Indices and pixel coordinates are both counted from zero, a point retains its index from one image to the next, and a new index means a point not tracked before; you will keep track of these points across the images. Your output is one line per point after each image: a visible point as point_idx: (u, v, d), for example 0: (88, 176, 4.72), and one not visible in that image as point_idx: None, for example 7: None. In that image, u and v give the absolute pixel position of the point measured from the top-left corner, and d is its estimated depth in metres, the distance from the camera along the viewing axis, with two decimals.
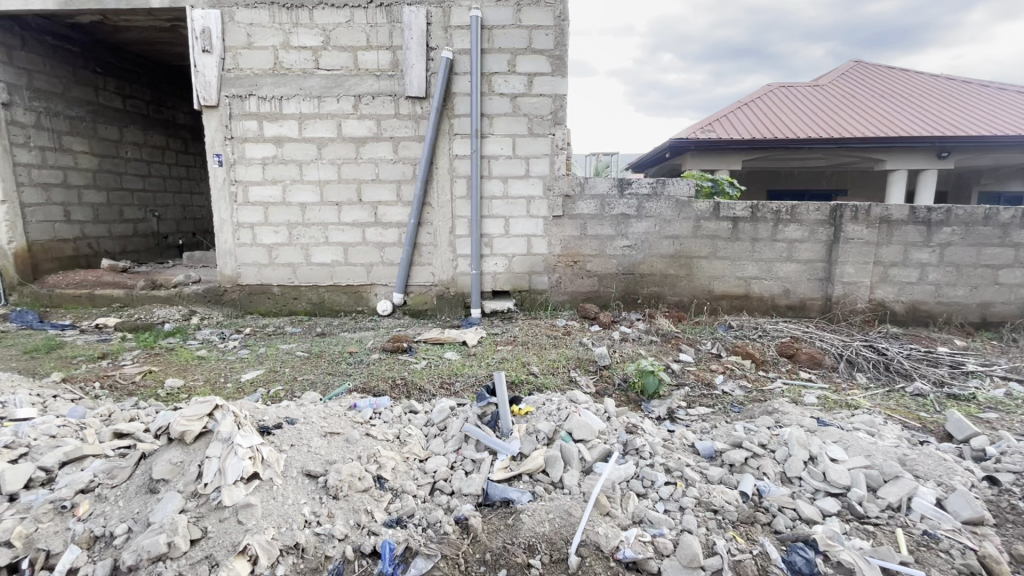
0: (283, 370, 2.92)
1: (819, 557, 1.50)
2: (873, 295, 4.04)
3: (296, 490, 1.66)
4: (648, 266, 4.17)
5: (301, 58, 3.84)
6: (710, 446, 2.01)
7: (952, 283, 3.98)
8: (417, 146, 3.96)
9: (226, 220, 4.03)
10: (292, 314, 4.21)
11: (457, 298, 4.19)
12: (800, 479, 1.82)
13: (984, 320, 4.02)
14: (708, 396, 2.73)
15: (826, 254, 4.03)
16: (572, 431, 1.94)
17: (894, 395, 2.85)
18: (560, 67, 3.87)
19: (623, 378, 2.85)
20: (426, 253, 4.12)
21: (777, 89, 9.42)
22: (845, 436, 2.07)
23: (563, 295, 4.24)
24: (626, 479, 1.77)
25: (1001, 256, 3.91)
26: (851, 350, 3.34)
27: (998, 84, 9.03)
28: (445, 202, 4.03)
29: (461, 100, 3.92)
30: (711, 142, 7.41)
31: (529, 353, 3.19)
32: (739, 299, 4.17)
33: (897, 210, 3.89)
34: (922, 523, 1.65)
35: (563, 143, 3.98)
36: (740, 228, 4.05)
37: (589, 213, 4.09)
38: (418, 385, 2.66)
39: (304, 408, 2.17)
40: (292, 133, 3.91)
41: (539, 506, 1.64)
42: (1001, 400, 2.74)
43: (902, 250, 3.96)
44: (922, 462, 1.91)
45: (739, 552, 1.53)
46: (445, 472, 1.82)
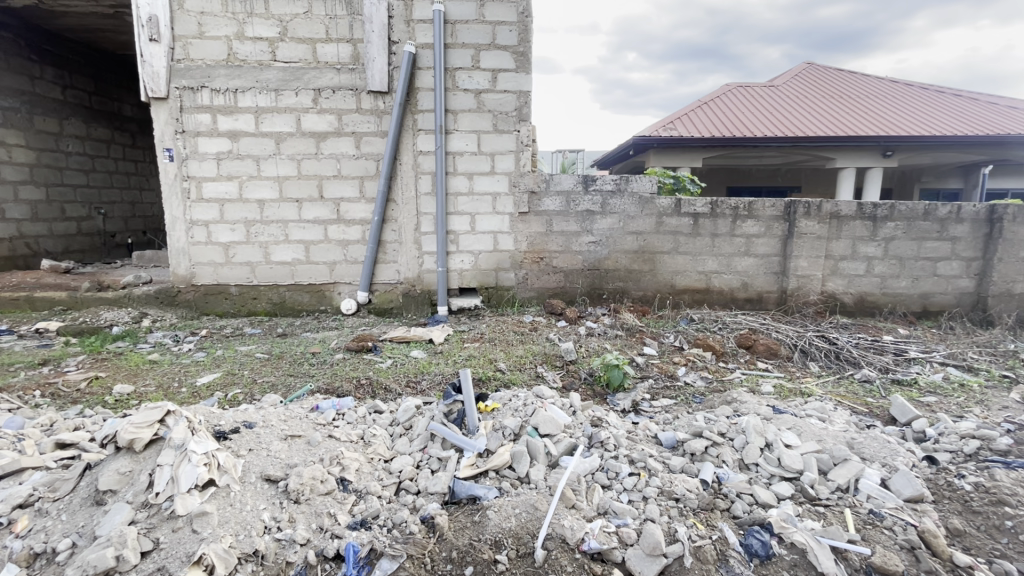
0: (241, 372, 2.83)
1: (774, 539, 1.57)
2: (824, 287, 4.23)
3: (254, 496, 1.61)
4: (613, 261, 4.23)
5: (256, 50, 3.71)
6: (673, 436, 2.06)
7: (896, 275, 4.20)
8: (380, 141, 3.89)
9: (179, 218, 3.86)
10: (251, 315, 4.07)
11: (423, 296, 4.15)
12: (757, 465, 1.90)
13: (924, 309, 4.27)
14: (670, 388, 2.80)
15: (781, 248, 4.19)
16: (538, 426, 1.97)
17: (844, 382, 3.00)
18: (524, 63, 3.88)
19: (589, 372, 2.89)
20: (391, 250, 4.06)
21: (736, 90, 9.69)
22: (798, 423, 2.16)
23: (530, 291, 4.25)
24: (591, 471, 1.80)
25: (939, 249, 4.16)
26: (804, 340, 3.48)
27: (937, 88, 9.61)
28: (410, 198, 3.97)
29: (425, 95, 3.87)
30: (673, 140, 7.56)
31: (496, 349, 3.20)
32: (700, 293, 4.29)
33: (846, 206, 4.09)
34: (869, 502, 1.74)
35: (529, 139, 3.99)
36: (700, 224, 4.15)
37: (555, 210, 4.11)
38: (383, 385, 2.62)
39: (263, 412, 2.10)
40: (248, 128, 3.77)
41: (505, 502, 1.65)
42: (939, 385, 2.92)
43: (850, 244, 4.16)
44: (868, 445, 2.02)
45: (699, 538, 1.57)
46: (410, 471, 1.81)
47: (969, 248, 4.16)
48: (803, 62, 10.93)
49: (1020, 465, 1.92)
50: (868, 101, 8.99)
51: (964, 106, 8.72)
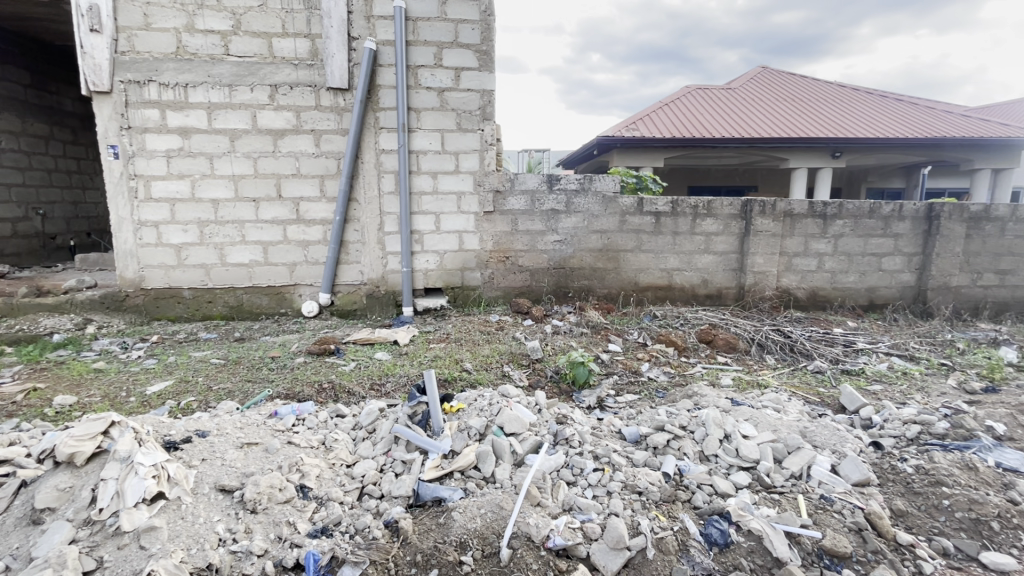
0: (195, 380, 2.71)
1: (732, 527, 1.61)
2: (779, 282, 4.39)
3: (207, 508, 1.54)
4: (578, 260, 4.28)
5: (208, 43, 3.56)
6: (636, 431, 2.10)
7: (845, 271, 4.41)
8: (341, 139, 3.80)
9: (125, 218, 3.66)
10: (205, 319, 3.91)
11: (387, 296, 4.08)
12: (716, 456, 1.95)
13: (871, 303, 4.50)
14: (634, 383, 2.86)
15: (738, 245, 4.33)
16: (503, 425, 1.97)
17: (798, 373, 3.13)
18: (487, 62, 3.87)
19: (555, 370, 2.92)
20: (354, 251, 3.98)
21: (695, 92, 9.96)
22: (755, 414, 2.24)
23: (496, 290, 4.25)
24: (556, 469, 1.81)
25: (883, 245, 4.38)
26: (761, 334, 3.61)
27: (880, 92, 10.14)
28: (373, 197, 3.90)
29: (387, 93, 3.80)
30: (636, 140, 7.70)
31: (462, 350, 3.17)
32: (663, 290, 4.39)
33: (798, 205, 4.26)
34: (820, 488, 1.82)
35: (493, 139, 3.99)
36: (662, 222, 4.25)
37: (519, 209, 4.12)
38: (346, 389, 2.56)
39: (218, 420, 2.02)
40: (199, 124, 3.62)
41: (470, 502, 1.64)
42: (884, 374, 3.08)
43: (803, 241, 4.33)
44: (820, 433, 2.11)
45: (661, 530, 1.60)
46: (374, 476, 1.78)
47: (910, 244, 4.41)
48: (758, 66, 11.34)
49: (955, 448, 2.05)
50: (818, 104, 9.40)
51: (905, 110, 9.23)
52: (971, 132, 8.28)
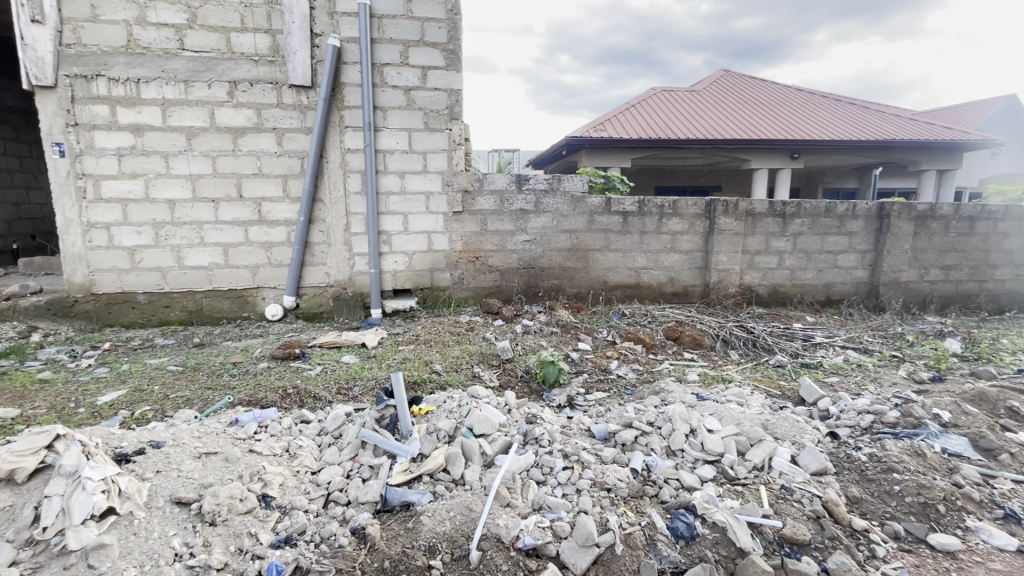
0: (150, 388, 2.59)
1: (697, 520, 1.65)
2: (742, 280, 4.52)
3: (162, 522, 1.47)
4: (548, 259, 4.30)
5: (161, 37, 3.41)
6: (605, 429, 2.13)
7: (804, 268, 4.58)
8: (304, 138, 3.71)
9: (73, 220, 3.48)
10: (162, 324, 3.76)
11: (355, 298, 4.01)
12: (683, 451, 2.00)
13: (828, 298, 4.68)
14: (604, 381, 2.89)
15: (703, 244, 4.43)
16: (472, 426, 1.96)
17: (760, 367, 3.23)
18: (454, 61, 3.85)
19: (525, 370, 2.92)
20: (319, 252, 3.89)
21: (661, 93, 10.15)
22: (719, 408, 2.30)
23: (466, 290, 4.23)
24: (526, 468, 1.81)
25: (839, 243, 4.57)
26: (725, 330, 3.71)
27: (835, 96, 10.57)
28: (338, 197, 3.82)
29: (352, 91, 3.73)
30: (604, 141, 7.80)
31: (432, 351, 3.14)
32: (631, 288, 4.45)
33: (759, 204, 4.39)
34: (781, 478, 1.87)
35: (461, 138, 3.97)
36: (630, 221, 4.31)
37: (488, 209, 4.11)
38: (312, 393, 2.50)
39: (174, 429, 1.94)
40: (153, 121, 3.47)
41: (439, 506, 1.62)
42: (840, 366, 3.21)
43: (764, 240, 4.47)
44: (780, 425, 2.18)
45: (629, 525, 1.62)
46: (340, 482, 1.74)
47: (863, 241, 4.61)
48: (720, 70, 11.66)
49: (905, 435, 2.16)
50: (777, 107, 9.73)
51: (858, 113, 9.65)
52: (918, 135, 8.72)
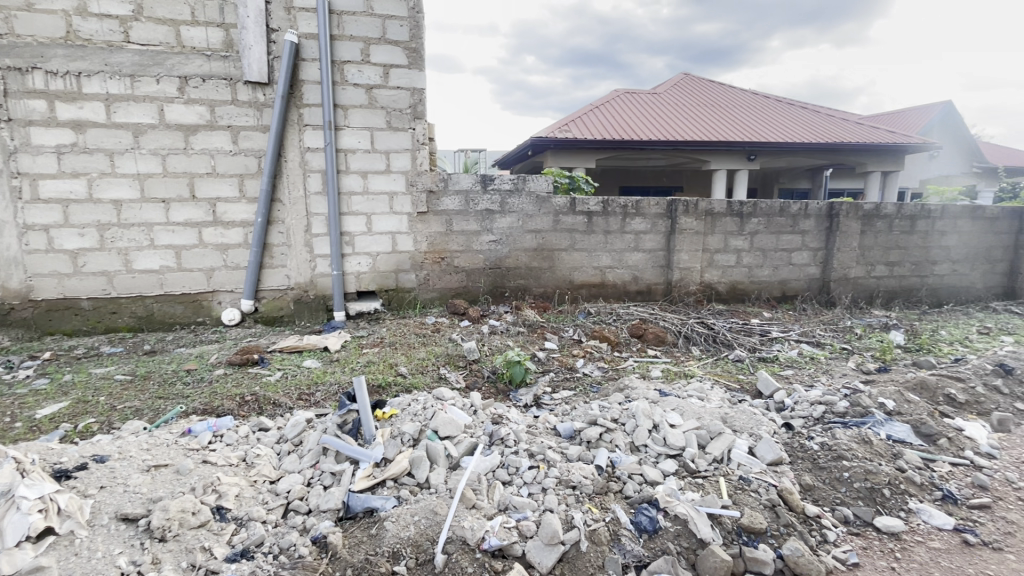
0: (95, 399, 2.46)
1: (660, 514, 1.68)
2: (703, 278, 4.65)
3: (107, 541, 1.39)
4: (514, 259, 4.31)
5: (104, 28, 3.24)
6: (570, 427, 2.14)
7: (761, 265, 4.75)
8: (261, 136, 3.59)
9: (7, 222, 3.26)
10: (109, 332, 3.56)
11: (317, 301, 3.91)
12: (646, 446, 2.03)
13: (783, 294, 4.86)
14: (570, 380, 2.92)
15: (665, 243, 4.54)
16: (438, 429, 1.94)
17: (720, 362, 3.33)
18: (417, 60, 3.81)
19: (492, 370, 2.92)
20: (279, 254, 3.77)
21: (624, 95, 10.32)
22: (681, 403, 2.36)
23: (432, 292, 4.19)
24: (491, 469, 1.81)
25: (792, 241, 4.76)
26: (687, 327, 3.81)
27: (789, 100, 11.01)
28: (298, 198, 3.71)
29: (311, 88, 3.63)
30: (568, 141, 7.87)
31: (397, 354, 3.10)
32: (596, 287, 4.51)
33: (718, 204, 4.53)
34: (739, 469, 1.93)
35: (425, 138, 3.93)
36: (594, 221, 4.37)
37: (453, 209, 4.09)
38: (271, 400, 2.42)
39: (120, 442, 1.84)
40: (96, 117, 3.28)
41: (403, 510, 1.60)
42: (795, 359, 3.35)
43: (723, 238, 4.61)
44: (738, 418, 2.26)
45: (593, 522, 1.63)
46: (300, 491, 1.69)
47: (815, 239, 4.81)
48: (681, 73, 11.96)
49: (854, 424, 2.27)
50: (734, 110, 10.06)
51: (810, 117, 10.07)
52: (865, 138, 9.18)
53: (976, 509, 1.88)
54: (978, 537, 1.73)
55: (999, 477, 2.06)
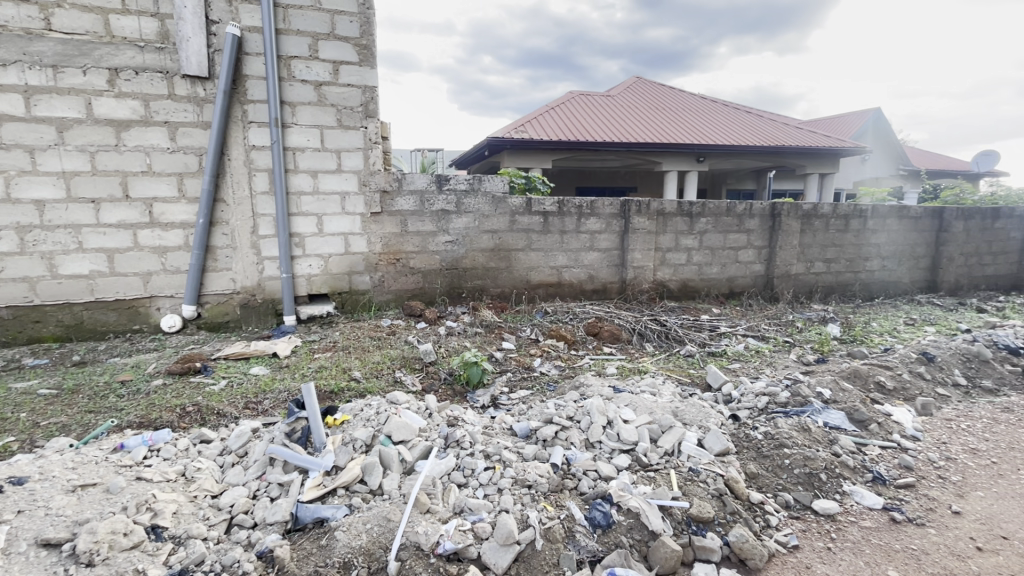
0: (14, 416, 2.26)
1: (614, 508, 1.71)
2: (655, 276, 4.79)
3: (23, 570, 1.28)
4: (470, 259, 4.29)
5: (21, 15, 3.00)
6: (526, 426, 2.15)
7: (710, 263, 4.93)
8: (202, 133, 3.42)
9: None
10: (32, 342, 3.30)
11: (265, 305, 3.76)
12: (600, 443, 2.07)
13: (731, 290, 5.07)
14: (527, 379, 2.93)
15: (619, 242, 4.63)
16: (391, 433, 1.90)
17: (672, 358, 3.44)
18: (368, 57, 3.73)
19: (449, 372, 2.89)
20: (223, 257, 3.60)
21: (578, 97, 10.47)
22: (634, 399, 2.41)
23: (387, 294, 4.11)
24: (446, 472, 1.79)
25: (739, 240, 4.97)
26: (641, 324, 3.91)
27: (735, 105, 11.48)
28: (243, 197, 3.56)
29: (255, 84, 3.49)
30: (525, 142, 7.91)
31: (350, 358, 3.02)
32: (553, 287, 4.56)
33: (669, 204, 4.67)
34: (689, 461, 1.99)
35: (377, 137, 3.85)
36: (550, 221, 4.41)
37: (408, 210, 4.02)
38: (215, 410, 2.31)
39: (42, 462, 1.71)
40: (14, 111, 3.03)
41: (355, 518, 1.55)
42: (741, 353, 3.49)
43: (674, 237, 4.76)
44: (688, 411, 2.33)
45: (548, 520, 1.64)
46: (244, 504, 1.62)
47: (760, 238, 5.04)
48: (633, 76, 12.25)
49: (795, 413, 2.39)
50: (684, 114, 10.41)
51: (754, 121, 10.54)
52: (805, 142, 9.71)
53: (902, 488, 2.02)
54: (904, 514, 1.86)
55: (923, 458, 2.23)
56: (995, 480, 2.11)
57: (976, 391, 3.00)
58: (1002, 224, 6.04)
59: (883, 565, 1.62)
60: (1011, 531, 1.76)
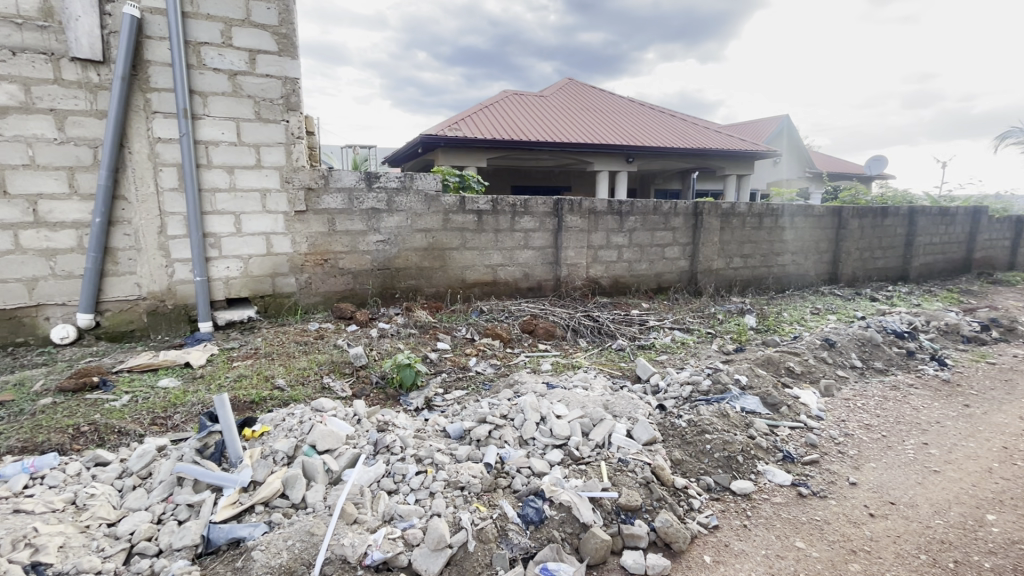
0: None
1: (546, 504, 1.73)
2: (588, 273, 4.91)
3: None
4: (403, 259, 4.19)
5: None
6: (459, 427, 2.13)
7: (639, 260, 5.13)
8: (96, 123, 3.09)
9: None
10: None
11: (177, 311, 3.47)
12: (533, 439, 2.08)
13: (659, 286, 5.30)
14: (462, 379, 2.90)
15: (553, 241, 4.71)
16: (316, 443, 1.82)
17: (604, 352, 3.54)
18: (288, 47, 3.53)
19: (381, 376, 2.80)
20: (125, 260, 3.27)
21: (512, 96, 10.55)
22: (567, 394, 2.46)
23: (314, 296, 3.93)
24: (375, 480, 1.73)
25: (665, 237, 5.20)
26: (575, 320, 3.99)
27: (660, 108, 12.03)
28: (148, 194, 3.26)
29: (160, 71, 3.20)
30: (459, 140, 7.85)
31: (274, 365, 2.85)
32: (489, 285, 4.55)
33: (600, 203, 4.81)
34: (618, 452, 2.05)
35: (301, 131, 3.66)
36: (484, 220, 4.40)
37: (336, 208, 3.86)
38: (115, 428, 2.09)
39: None
40: None
41: (275, 536, 1.46)
42: (668, 345, 3.65)
43: (605, 235, 4.90)
44: (618, 403, 2.41)
45: (481, 520, 1.63)
46: (147, 531, 1.47)
47: (684, 235, 5.31)
48: (565, 77, 12.52)
49: (716, 400, 2.54)
50: (613, 115, 10.77)
51: (678, 124, 11.11)
52: (723, 145, 10.35)
53: (808, 464, 2.19)
54: (810, 488, 2.02)
55: (825, 435, 2.44)
56: (884, 451, 2.35)
57: (869, 372, 3.33)
58: (890, 221, 6.75)
59: (792, 537, 1.74)
60: (897, 497, 1.97)
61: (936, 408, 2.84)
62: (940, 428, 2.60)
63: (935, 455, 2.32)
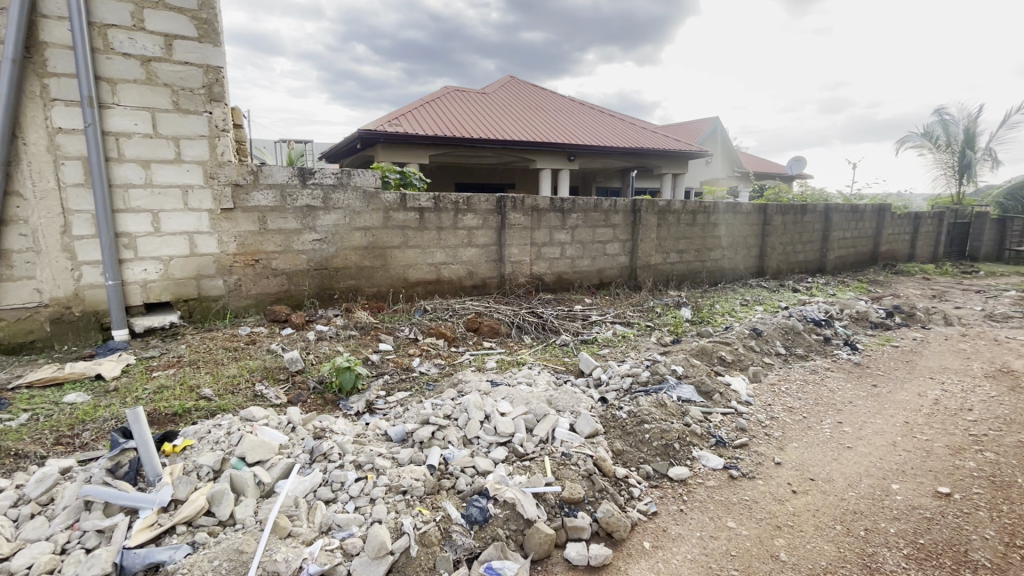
0: None
1: (490, 502, 1.72)
2: (532, 270, 4.95)
3: None
4: (342, 259, 4.04)
5: None
6: (401, 430, 2.08)
7: (581, 256, 5.23)
8: None
9: None
10: None
11: (86, 319, 3.17)
12: (477, 438, 2.07)
13: (601, 281, 5.43)
14: (404, 381, 2.84)
15: (497, 238, 4.71)
16: (245, 455, 1.72)
17: (549, 348, 3.58)
18: (209, 33, 3.30)
19: (319, 380, 2.68)
20: (21, 263, 2.94)
21: (454, 93, 10.44)
22: (511, 391, 2.46)
23: (244, 299, 3.71)
24: (311, 490, 1.66)
25: (606, 234, 5.34)
26: (519, 317, 4.01)
27: (599, 108, 12.32)
28: (48, 191, 2.95)
29: (59, 54, 2.90)
30: (399, 136, 7.68)
31: (200, 373, 2.66)
32: (432, 284, 4.48)
33: (542, 201, 4.86)
34: (562, 446, 2.08)
35: (225, 124, 3.44)
36: (426, 217, 4.32)
37: (267, 205, 3.66)
38: (11, 451, 1.87)
39: None
40: None
41: (200, 557, 1.36)
42: (610, 339, 3.75)
43: (548, 232, 4.96)
44: (561, 398, 2.44)
45: (423, 524, 1.60)
46: (48, 562, 1.33)
47: (624, 232, 5.47)
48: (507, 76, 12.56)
49: (654, 391, 2.63)
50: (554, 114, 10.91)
51: (616, 124, 11.42)
52: (659, 145, 10.75)
53: (738, 447, 2.32)
54: (740, 470, 2.14)
55: (753, 419, 2.59)
56: (804, 431, 2.53)
57: (792, 358, 3.58)
58: (809, 218, 7.28)
59: (724, 518, 1.84)
60: (816, 473, 2.12)
61: (849, 389, 3.10)
62: (853, 407, 2.83)
63: (848, 432, 2.52)
